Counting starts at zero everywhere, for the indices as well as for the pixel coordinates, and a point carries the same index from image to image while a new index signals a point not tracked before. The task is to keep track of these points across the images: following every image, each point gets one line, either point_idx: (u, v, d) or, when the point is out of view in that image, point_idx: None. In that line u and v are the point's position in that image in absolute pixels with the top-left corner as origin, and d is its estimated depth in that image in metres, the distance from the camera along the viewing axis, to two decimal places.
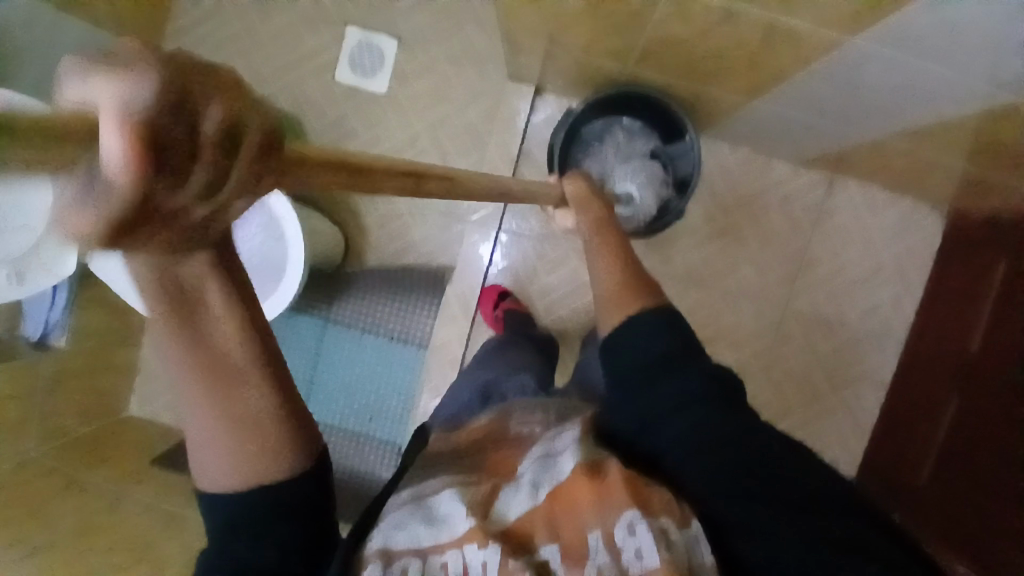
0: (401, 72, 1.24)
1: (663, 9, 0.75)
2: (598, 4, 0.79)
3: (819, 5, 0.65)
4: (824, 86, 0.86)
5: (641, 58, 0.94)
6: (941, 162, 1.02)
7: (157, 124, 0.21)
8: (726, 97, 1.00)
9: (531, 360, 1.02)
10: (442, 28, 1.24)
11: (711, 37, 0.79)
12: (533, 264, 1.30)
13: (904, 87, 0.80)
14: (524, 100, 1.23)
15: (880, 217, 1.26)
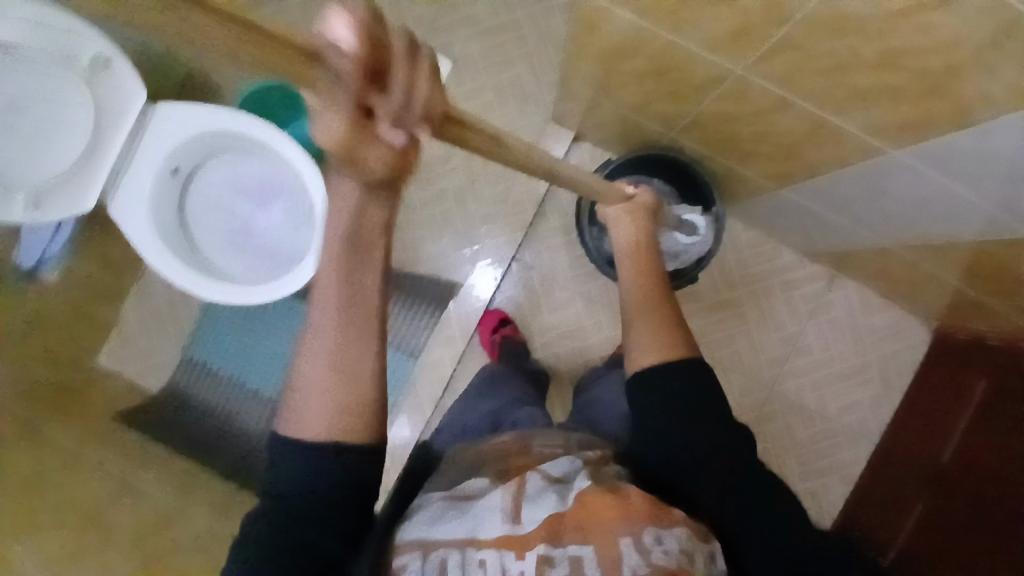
0: (448, 91, 1.28)
1: (722, 85, 0.80)
2: (661, 68, 0.83)
3: (870, 111, 0.70)
4: (853, 187, 0.91)
5: (686, 126, 0.99)
6: (940, 279, 1.08)
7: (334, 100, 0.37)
8: (756, 177, 1.05)
9: (528, 393, 1.02)
10: (496, 59, 1.29)
11: (760, 120, 0.84)
12: (537, 298, 1.32)
13: (928, 204, 0.86)
14: (560, 142, 1.27)
15: (872, 320, 1.32)
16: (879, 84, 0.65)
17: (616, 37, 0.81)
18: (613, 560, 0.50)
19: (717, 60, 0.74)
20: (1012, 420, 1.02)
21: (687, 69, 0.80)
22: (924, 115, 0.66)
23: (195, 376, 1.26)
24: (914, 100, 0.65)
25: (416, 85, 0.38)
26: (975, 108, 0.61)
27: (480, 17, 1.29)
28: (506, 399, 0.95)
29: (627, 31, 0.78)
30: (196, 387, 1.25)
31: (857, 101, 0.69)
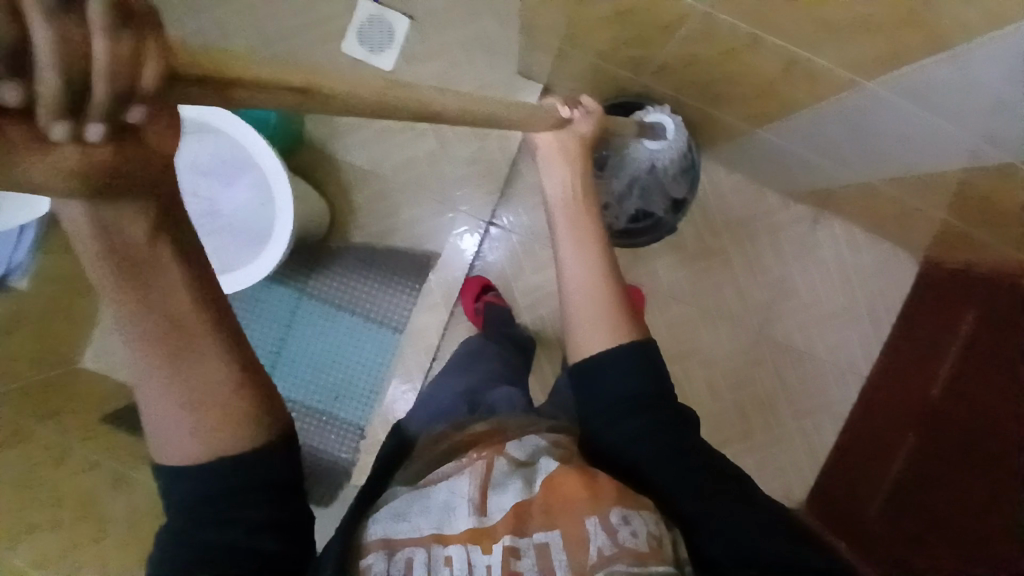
0: (410, 51, 1.22)
1: (687, 25, 0.75)
2: (623, 10, 0.78)
3: (841, 43, 0.66)
4: (831, 125, 0.88)
5: (657, 71, 0.95)
6: (928, 213, 1.05)
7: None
8: (732, 120, 1.01)
9: (507, 367, 1.02)
10: (457, 12, 1.22)
11: (731, 60, 0.80)
12: (518, 262, 1.30)
13: (907, 137, 0.82)
14: (530, 97, 1.22)
15: (860, 257, 1.30)
16: (848, 15, 0.61)
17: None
18: (578, 536, 0.52)
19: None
20: (1000, 349, 1.01)
21: (650, 11, 0.76)
22: (898, 44, 0.62)
23: None
24: (885, 30, 0.61)
25: (73, 56, 0.21)
26: (952, 35, 0.57)
27: None
28: (483, 376, 0.95)
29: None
30: None
31: (826, 35, 0.65)
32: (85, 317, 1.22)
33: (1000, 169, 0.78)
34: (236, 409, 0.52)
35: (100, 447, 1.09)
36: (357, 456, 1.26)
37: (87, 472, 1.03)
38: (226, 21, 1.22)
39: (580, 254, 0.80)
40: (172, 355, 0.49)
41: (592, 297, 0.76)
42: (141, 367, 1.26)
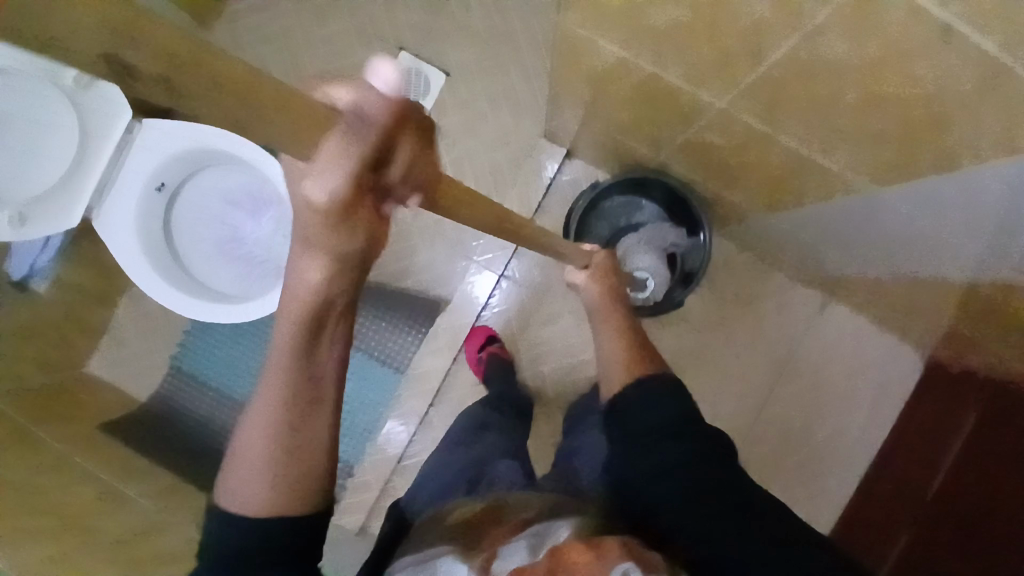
0: (441, 104, 1.27)
1: (705, 115, 0.79)
2: (644, 95, 0.82)
3: (854, 150, 0.68)
4: (842, 220, 0.90)
5: (676, 150, 0.98)
6: (936, 312, 1.05)
7: (344, 133, 0.35)
8: (747, 204, 1.03)
9: (510, 437, 1.01)
10: (489, 72, 1.27)
11: (744, 150, 0.83)
12: (525, 316, 1.31)
13: (914, 238, 0.84)
14: (552, 159, 1.26)
15: (866, 345, 1.30)
16: (860, 125, 0.63)
17: (601, 63, 0.79)
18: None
19: (698, 92, 0.73)
20: (1000, 452, 0.98)
21: (671, 99, 0.79)
22: (908, 157, 0.64)
23: (186, 381, 1.27)
24: (897, 141, 0.63)
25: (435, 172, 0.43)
26: (962, 155, 0.59)
27: (475, 28, 1.28)
28: (492, 449, 0.94)
29: (613, 58, 0.76)
30: (186, 396, 1.27)
31: (839, 139, 0.68)
32: (99, 327, 1.24)
33: (1006, 284, 0.79)
34: (307, 472, 0.62)
35: (94, 459, 1.10)
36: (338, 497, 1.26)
37: (81, 482, 1.04)
38: (270, 59, 1.28)
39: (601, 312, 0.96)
40: (295, 407, 0.59)
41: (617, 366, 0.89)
42: (146, 381, 1.27)
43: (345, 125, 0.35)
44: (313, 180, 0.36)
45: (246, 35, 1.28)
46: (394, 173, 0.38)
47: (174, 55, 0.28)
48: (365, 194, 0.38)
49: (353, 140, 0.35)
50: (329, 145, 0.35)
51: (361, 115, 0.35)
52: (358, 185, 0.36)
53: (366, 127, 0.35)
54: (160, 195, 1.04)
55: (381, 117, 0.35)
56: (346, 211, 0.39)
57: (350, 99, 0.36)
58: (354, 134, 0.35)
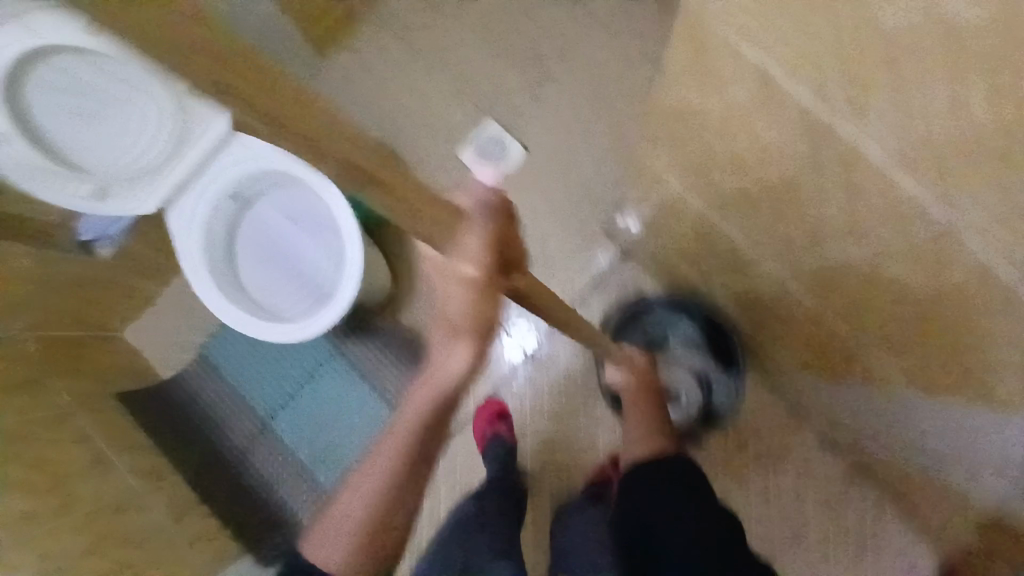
0: (511, 173, 1.25)
1: (760, 253, 0.74)
2: (723, 204, 0.71)
3: (887, 330, 0.65)
4: (864, 397, 0.84)
5: (726, 281, 0.91)
6: (959, 535, 0.92)
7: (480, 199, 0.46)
8: (789, 355, 0.96)
9: (496, 529, 0.97)
10: (566, 155, 1.25)
11: (790, 297, 0.78)
12: (541, 400, 1.26)
13: (946, 444, 0.74)
14: (604, 255, 1.20)
15: (915, 556, 1.04)
16: (886, 307, 0.61)
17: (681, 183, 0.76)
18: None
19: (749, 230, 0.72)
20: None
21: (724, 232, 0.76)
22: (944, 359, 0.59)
23: (209, 372, 1.27)
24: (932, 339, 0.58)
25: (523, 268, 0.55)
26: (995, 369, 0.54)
27: (563, 110, 1.25)
28: (496, 539, 0.94)
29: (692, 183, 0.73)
30: (206, 388, 1.26)
31: (872, 316, 0.65)
32: (145, 298, 1.29)
33: None
34: (385, 542, 0.74)
35: (96, 422, 1.12)
36: None
37: (77, 445, 1.04)
38: (366, 94, 1.31)
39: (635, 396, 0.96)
40: (398, 486, 0.71)
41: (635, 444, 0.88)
42: (166, 359, 1.30)
43: (474, 213, 0.45)
44: (453, 255, 0.47)
45: (353, 66, 1.32)
46: (507, 253, 0.49)
47: (277, 115, 0.38)
48: (493, 275, 0.49)
49: (485, 212, 0.46)
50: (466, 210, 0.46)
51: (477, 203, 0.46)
52: (490, 250, 0.46)
53: (482, 217, 0.45)
54: (232, 203, 1.03)
55: (496, 211, 0.46)
56: (479, 288, 0.49)
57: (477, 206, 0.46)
58: (488, 214, 0.45)
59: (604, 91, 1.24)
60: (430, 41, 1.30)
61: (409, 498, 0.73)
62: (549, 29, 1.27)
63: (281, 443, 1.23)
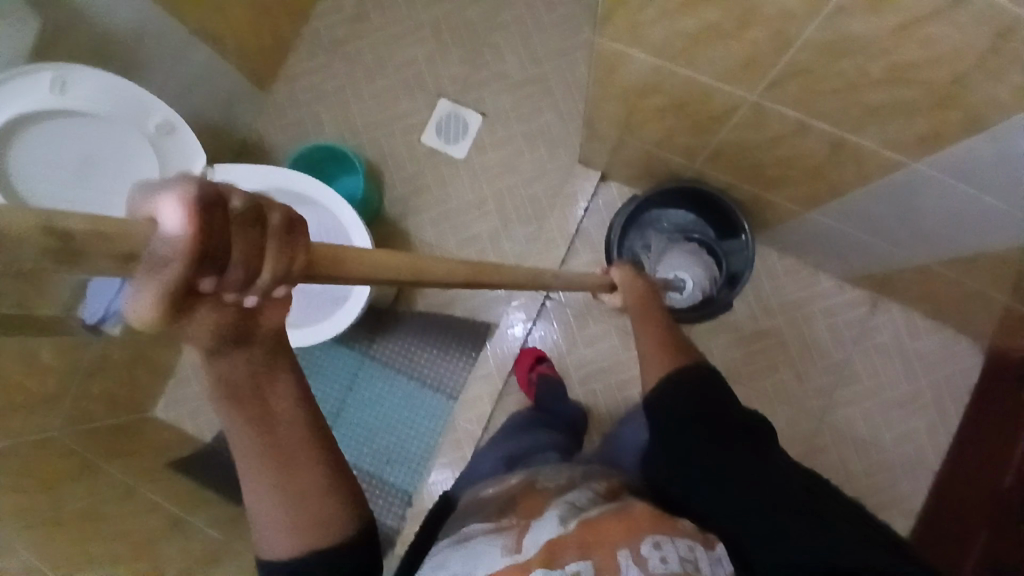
0: (480, 141, 1.31)
1: (738, 112, 0.79)
2: (678, 100, 0.82)
3: (883, 125, 0.67)
4: (879, 207, 0.86)
5: (709, 158, 0.97)
6: (984, 295, 0.96)
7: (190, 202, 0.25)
8: (782, 202, 1.00)
9: (554, 439, 1.01)
10: (524, 109, 1.30)
11: (776, 143, 0.83)
12: (571, 334, 1.29)
13: (955, 215, 0.79)
14: (587, 183, 1.25)
15: (925, 343, 1.16)
16: (886, 99, 0.62)
17: (640, 79, 0.81)
18: (609, 566, 0.53)
19: (731, 89, 0.74)
20: None
21: (702, 100, 0.80)
22: (941, 121, 0.62)
23: None
24: (927, 108, 0.61)
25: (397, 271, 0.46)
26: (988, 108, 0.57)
27: (508, 71, 1.31)
28: (537, 444, 0.97)
29: (654, 71, 0.77)
30: None
31: (868, 116, 0.66)
32: (166, 370, 1.29)
33: None
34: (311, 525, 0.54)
35: (162, 493, 1.10)
36: (401, 525, 1.24)
37: (146, 514, 1.02)
38: (320, 113, 1.33)
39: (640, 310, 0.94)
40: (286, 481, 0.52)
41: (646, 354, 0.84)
42: (207, 419, 1.31)
43: (145, 258, 0.25)
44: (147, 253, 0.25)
45: (302, 94, 1.34)
46: (215, 285, 0.27)
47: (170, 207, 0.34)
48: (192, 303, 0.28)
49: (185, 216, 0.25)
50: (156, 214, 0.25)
51: (157, 250, 0.25)
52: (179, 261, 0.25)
53: (172, 264, 0.25)
54: None
55: (176, 254, 0.25)
56: (176, 322, 0.28)
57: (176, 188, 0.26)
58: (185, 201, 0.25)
59: (541, 42, 1.31)
60: (367, 48, 1.34)
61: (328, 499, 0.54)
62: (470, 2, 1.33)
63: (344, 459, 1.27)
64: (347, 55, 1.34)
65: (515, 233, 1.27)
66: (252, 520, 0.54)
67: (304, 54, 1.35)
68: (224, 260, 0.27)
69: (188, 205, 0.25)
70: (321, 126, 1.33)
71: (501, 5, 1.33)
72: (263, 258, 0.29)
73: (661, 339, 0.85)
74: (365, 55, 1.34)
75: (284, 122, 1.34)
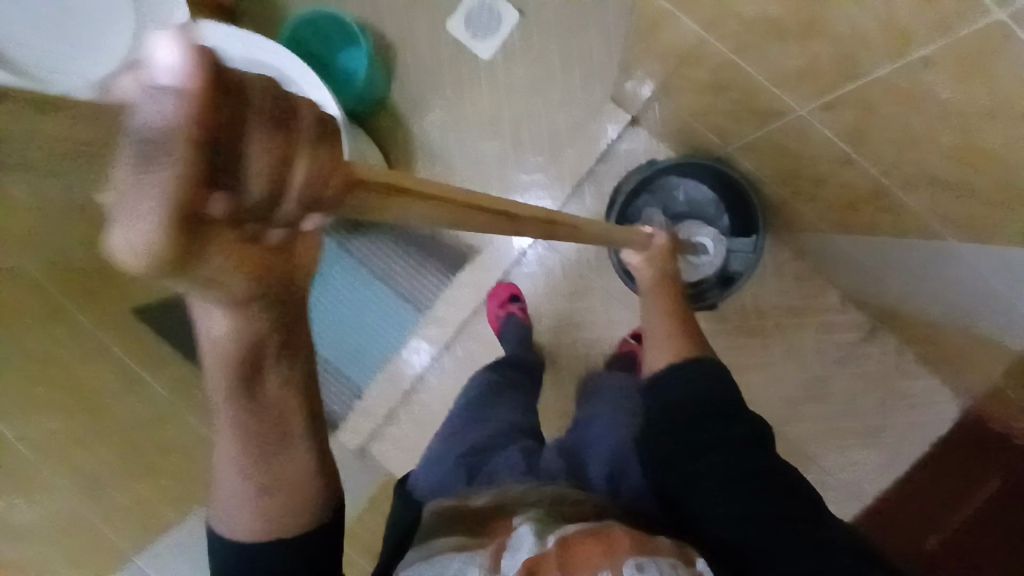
0: (509, 45, 1.15)
1: (784, 123, 0.66)
2: (719, 83, 0.69)
3: (937, 194, 0.55)
4: (905, 259, 0.74)
5: (743, 147, 0.84)
6: (986, 373, 0.86)
7: (168, 85, 0.19)
8: (807, 215, 0.88)
9: (520, 416, 0.91)
10: (567, 19, 1.13)
11: (818, 163, 0.70)
12: (553, 282, 1.21)
13: (982, 299, 0.67)
14: (614, 123, 1.11)
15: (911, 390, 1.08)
16: (948, 176, 0.50)
17: (681, 42, 0.67)
18: None
19: (777, 94, 0.61)
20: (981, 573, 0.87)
21: (744, 92, 0.66)
22: (996, 217, 0.50)
23: None
24: (984, 200, 0.49)
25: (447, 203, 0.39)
26: None
27: None
28: (500, 427, 0.86)
29: (698, 40, 0.63)
30: None
31: (921, 180, 0.54)
32: None
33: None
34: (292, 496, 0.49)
35: None
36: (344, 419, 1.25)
37: None
38: None
39: (656, 295, 0.90)
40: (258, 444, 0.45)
41: (664, 327, 0.85)
42: None
43: (134, 140, 0.19)
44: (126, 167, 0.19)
45: None
46: (227, 204, 0.21)
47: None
48: (205, 230, 0.21)
49: (175, 87, 0.19)
50: (134, 110, 0.19)
51: (145, 132, 0.19)
52: (195, 181, 0.20)
53: (168, 154, 0.19)
54: None
55: (183, 141, 0.19)
56: (178, 268, 0.22)
57: (165, 82, 0.19)
58: (179, 69, 0.19)
59: None
60: None
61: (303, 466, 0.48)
62: None
63: None
64: None
65: (523, 160, 1.15)
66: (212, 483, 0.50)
67: None
68: (238, 158, 0.20)
69: (187, 77, 0.19)
70: None
71: None
72: (285, 169, 0.22)
73: (676, 321, 0.85)
74: None
75: None
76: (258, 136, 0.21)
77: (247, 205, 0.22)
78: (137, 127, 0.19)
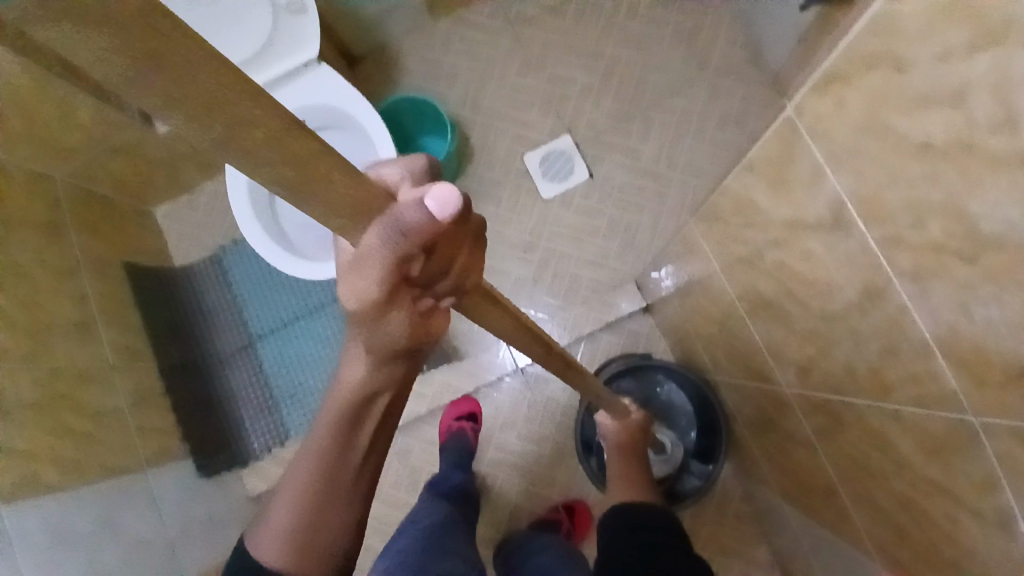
0: (568, 195, 1.24)
1: (767, 384, 0.71)
2: (726, 324, 0.74)
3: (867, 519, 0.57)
4: (822, 557, 0.75)
5: (728, 382, 0.88)
6: None
7: (427, 201, 0.32)
8: (759, 469, 0.90)
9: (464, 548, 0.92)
10: (626, 196, 1.22)
11: (782, 433, 0.73)
12: (514, 417, 1.22)
13: None
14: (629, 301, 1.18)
15: None
16: (878, 512, 0.53)
17: (707, 275, 0.72)
18: None
19: (768, 359, 0.66)
20: None
21: (743, 343, 0.71)
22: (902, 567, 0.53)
23: (218, 278, 1.32)
24: (898, 550, 0.52)
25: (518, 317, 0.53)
26: None
27: (638, 153, 1.23)
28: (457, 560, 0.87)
29: (722, 286, 0.68)
30: (213, 289, 1.32)
31: (853, 499, 0.58)
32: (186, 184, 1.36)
33: None
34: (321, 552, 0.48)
35: (97, 287, 1.12)
36: (262, 454, 1.26)
37: (67, 299, 1.04)
38: (460, 72, 1.29)
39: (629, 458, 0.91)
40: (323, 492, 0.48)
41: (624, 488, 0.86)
42: (188, 251, 1.35)
43: (388, 220, 0.33)
44: (384, 239, 0.33)
45: (456, 43, 1.30)
46: (419, 269, 0.35)
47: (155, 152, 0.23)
48: (402, 283, 0.36)
49: (432, 207, 0.32)
50: (401, 211, 0.33)
51: (403, 222, 0.32)
52: (417, 247, 0.34)
53: (408, 237, 0.33)
54: None
55: (416, 233, 0.33)
56: (378, 303, 0.36)
57: (422, 199, 0.33)
58: (439, 190, 0.32)
59: (688, 152, 1.21)
60: (538, 45, 1.28)
61: (351, 511, 0.49)
62: (656, 70, 1.24)
63: (261, 367, 1.29)
64: (519, 38, 1.29)
65: (536, 296, 1.21)
66: (263, 521, 0.50)
67: (483, 11, 1.30)
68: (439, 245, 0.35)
69: (443, 205, 0.32)
70: (452, 83, 1.29)
71: (680, 91, 1.23)
72: (454, 257, 0.37)
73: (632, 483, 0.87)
74: (533, 49, 1.28)
75: (427, 56, 1.30)
76: (453, 236, 0.35)
77: (426, 271, 0.36)
78: (389, 213, 0.33)
